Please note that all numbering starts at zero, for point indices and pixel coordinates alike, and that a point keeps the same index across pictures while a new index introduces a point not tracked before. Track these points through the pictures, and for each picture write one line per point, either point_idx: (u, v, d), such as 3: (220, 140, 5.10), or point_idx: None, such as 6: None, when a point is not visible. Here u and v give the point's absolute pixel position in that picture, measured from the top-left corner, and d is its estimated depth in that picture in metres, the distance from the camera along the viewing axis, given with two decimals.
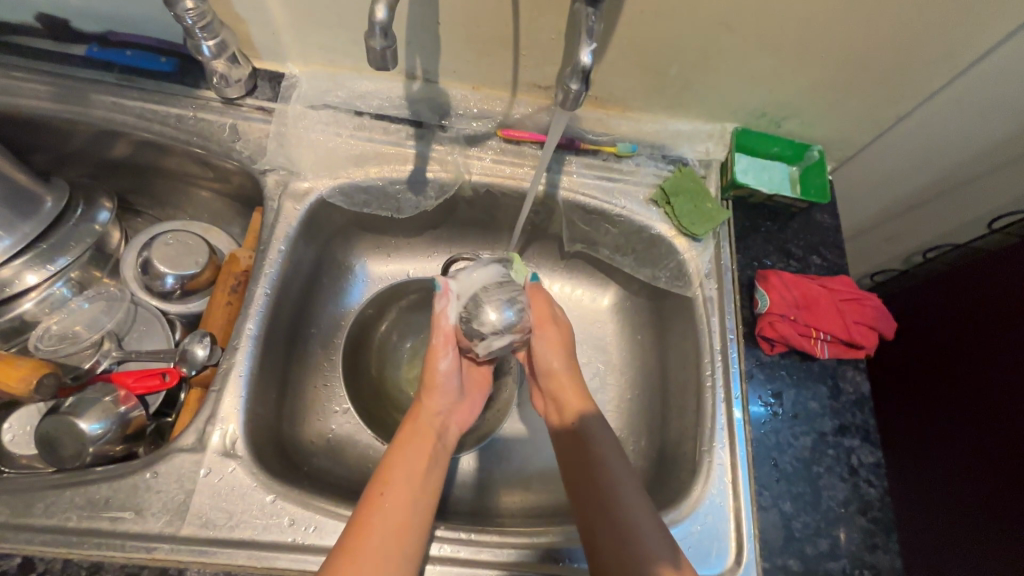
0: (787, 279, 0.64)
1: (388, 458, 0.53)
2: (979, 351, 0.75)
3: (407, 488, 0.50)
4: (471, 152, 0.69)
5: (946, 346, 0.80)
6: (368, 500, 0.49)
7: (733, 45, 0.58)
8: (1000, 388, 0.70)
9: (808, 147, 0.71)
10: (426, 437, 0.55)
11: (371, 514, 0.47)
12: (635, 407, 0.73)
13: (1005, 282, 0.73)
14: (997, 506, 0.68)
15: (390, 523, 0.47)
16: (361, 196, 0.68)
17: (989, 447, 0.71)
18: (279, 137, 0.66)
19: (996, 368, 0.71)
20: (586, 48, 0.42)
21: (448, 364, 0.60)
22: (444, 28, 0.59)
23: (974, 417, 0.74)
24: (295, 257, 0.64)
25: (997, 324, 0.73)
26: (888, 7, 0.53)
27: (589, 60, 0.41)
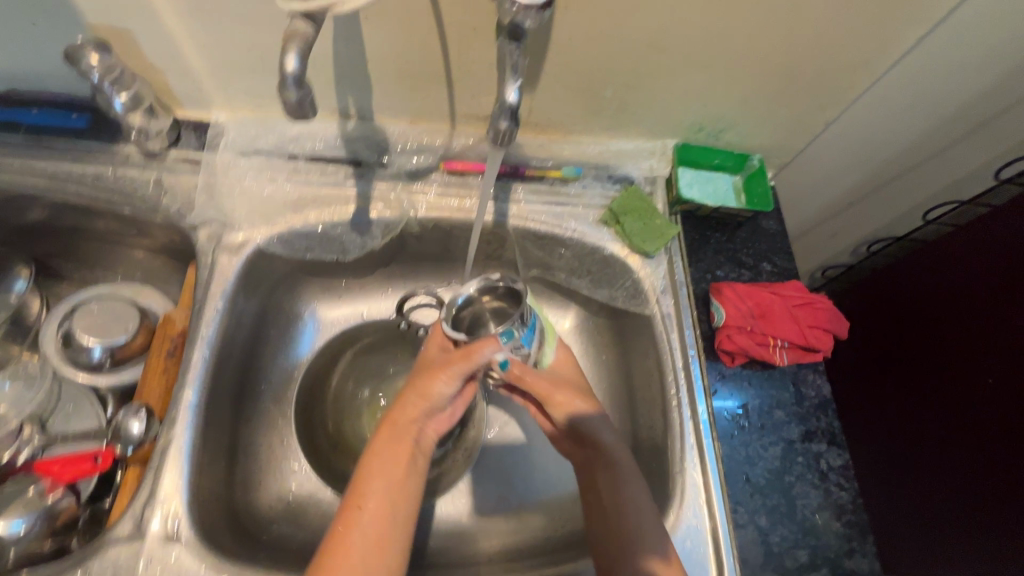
0: (740, 290, 0.64)
1: (361, 471, 0.50)
2: (931, 340, 0.77)
3: (383, 502, 0.49)
4: (414, 188, 0.67)
5: (899, 337, 0.83)
6: (344, 520, 0.48)
7: (664, 65, 0.59)
8: (953, 376, 0.72)
9: (748, 157, 0.72)
10: (405, 449, 0.52)
11: (347, 539, 0.46)
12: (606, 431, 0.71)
13: (945, 271, 0.76)
14: (960, 494, 0.70)
15: (365, 547, 0.46)
16: (302, 242, 0.65)
17: (947, 437, 0.72)
18: (209, 189, 0.62)
19: (948, 355, 0.73)
20: (512, 85, 0.40)
21: (437, 386, 0.52)
22: (373, 64, 0.58)
23: (931, 408, 0.76)
24: (235, 313, 0.61)
25: (943, 314, 0.75)
26: (805, 22, 0.54)
27: (515, 96, 0.40)
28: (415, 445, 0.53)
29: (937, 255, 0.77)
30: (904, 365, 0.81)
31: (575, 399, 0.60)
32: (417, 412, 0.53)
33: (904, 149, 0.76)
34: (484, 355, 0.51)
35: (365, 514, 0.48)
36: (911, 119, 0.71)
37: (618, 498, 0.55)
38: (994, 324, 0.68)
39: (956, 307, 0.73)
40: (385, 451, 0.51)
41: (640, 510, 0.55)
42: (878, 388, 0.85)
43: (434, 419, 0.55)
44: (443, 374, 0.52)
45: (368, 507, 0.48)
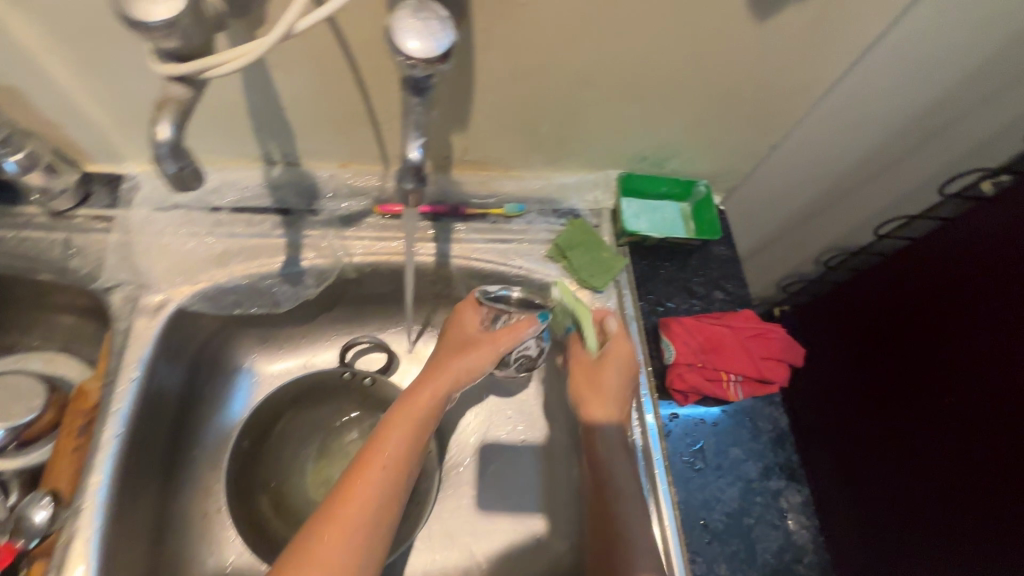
0: (689, 324, 0.62)
1: (384, 428, 0.51)
2: (888, 357, 0.76)
3: (398, 465, 0.50)
4: (347, 234, 0.63)
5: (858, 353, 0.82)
6: (353, 480, 0.48)
7: (597, 99, 0.57)
8: (916, 398, 0.71)
9: (695, 183, 0.70)
10: (425, 417, 0.53)
11: (353, 504, 0.47)
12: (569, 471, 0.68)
13: (898, 289, 0.76)
14: (922, 520, 0.69)
15: (372, 511, 0.47)
16: (229, 298, 0.61)
17: (912, 463, 0.70)
18: (123, 248, 0.58)
19: (905, 371, 0.73)
20: (413, 143, 0.39)
21: (474, 363, 0.57)
22: (291, 110, 0.54)
23: (896, 431, 0.73)
24: (154, 382, 0.56)
25: (905, 333, 0.74)
26: (735, 53, 0.53)
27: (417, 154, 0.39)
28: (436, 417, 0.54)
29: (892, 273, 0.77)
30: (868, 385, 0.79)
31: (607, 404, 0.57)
32: (450, 382, 0.55)
33: (849, 166, 0.75)
34: (527, 331, 0.58)
35: (379, 480, 0.48)
36: (853, 138, 0.70)
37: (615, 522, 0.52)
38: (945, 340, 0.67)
39: (910, 324, 0.73)
40: (410, 418, 0.52)
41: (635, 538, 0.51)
42: (839, 407, 0.84)
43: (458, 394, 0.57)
44: (490, 348, 0.57)
45: (385, 472, 0.49)
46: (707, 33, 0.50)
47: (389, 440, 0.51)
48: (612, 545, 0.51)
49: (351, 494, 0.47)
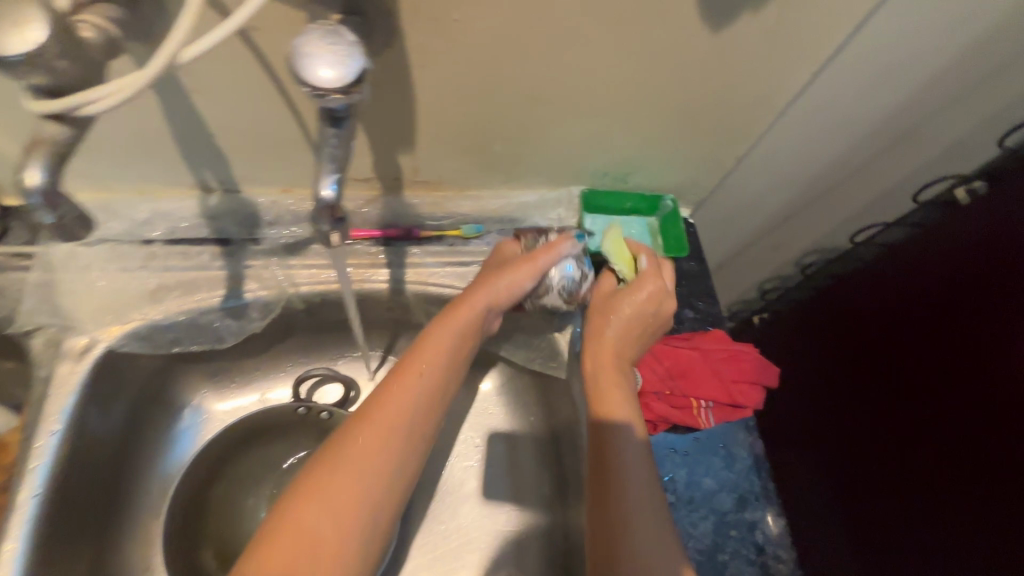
0: (658, 350, 0.60)
1: (423, 339, 0.51)
2: (878, 361, 0.79)
3: (430, 376, 0.49)
4: (293, 263, 0.59)
5: (845, 361, 0.85)
6: (385, 387, 0.48)
7: (549, 115, 0.54)
8: (927, 410, 0.70)
9: (660, 198, 0.67)
10: (469, 332, 0.52)
11: (377, 411, 0.46)
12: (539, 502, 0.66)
13: (879, 295, 0.78)
14: (943, 502, 0.69)
15: (398, 420, 0.46)
16: (167, 336, 0.57)
17: (928, 459, 0.70)
18: (44, 289, 0.54)
19: (895, 367, 0.75)
20: (326, 179, 0.35)
21: (520, 277, 0.54)
22: (220, 136, 0.51)
23: (909, 426, 0.73)
24: (82, 433, 0.52)
25: (911, 342, 0.72)
26: (689, 64, 0.50)
27: (330, 191, 0.35)
28: (477, 334, 0.53)
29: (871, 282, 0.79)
30: (875, 387, 0.79)
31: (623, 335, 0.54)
32: (494, 295, 0.53)
33: (821, 172, 0.73)
34: (566, 248, 0.56)
35: (417, 387, 0.48)
36: (824, 146, 0.67)
37: (617, 459, 0.49)
38: (928, 330, 0.70)
39: (896, 326, 0.75)
40: (451, 330, 0.51)
41: (635, 478, 0.47)
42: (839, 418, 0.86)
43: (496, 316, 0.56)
44: (531, 266, 0.55)
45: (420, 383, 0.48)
46: (660, 44, 0.47)
47: (429, 349, 0.50)
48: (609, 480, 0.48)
49: (385, 400, 0.47)
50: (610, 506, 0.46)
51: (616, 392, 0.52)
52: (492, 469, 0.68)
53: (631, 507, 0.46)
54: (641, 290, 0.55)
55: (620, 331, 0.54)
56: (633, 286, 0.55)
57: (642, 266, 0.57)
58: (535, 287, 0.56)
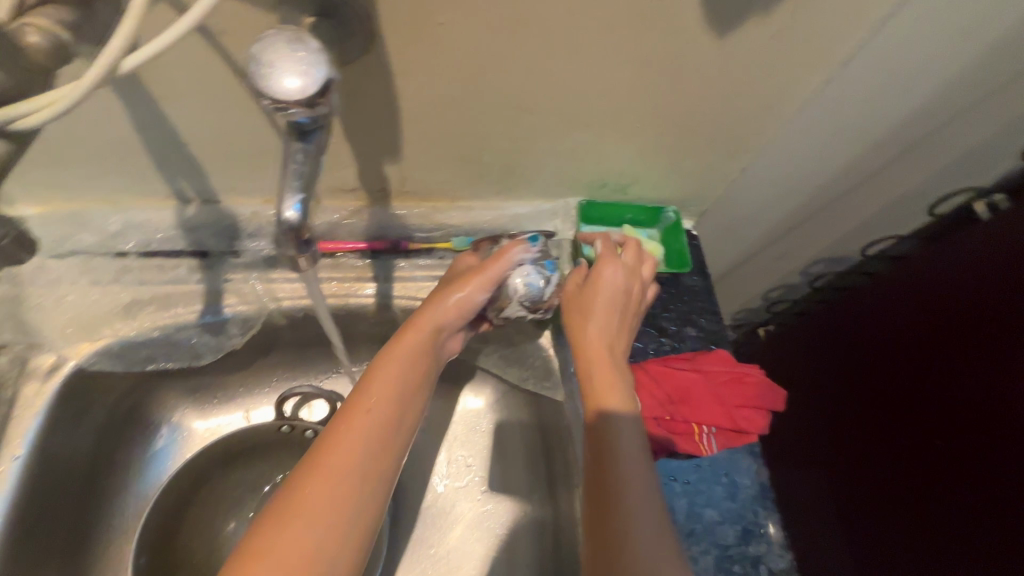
0: (655, 372, 0.56)
1: (376, 367, 0.44)
2: (878, 370, 0.76)
3: (390, 410, 0.42)
4: (273, 276, 0.57)
5: (846, 370, 0.82)
6: (342, 424, 0.40)
7: (542, 124, 0.51)
8: (930, 417, 0.67)
9: (662, 209, 0.65)
10: (420, 354, 0.46)
11: (332, 453, 0.38)
12: (519, 516, 0.63)
13: (880, 305, 0.76)
14: (946, 509, 0.64)
15: (356, 466, 0.38)
16: (141, 353, 0.55)
17: (929, 462, 0.67)
18: (10, 304, 0.51)
19: (896, 373, 0.73)
20: (291, 200, 0.32)
21: (471, 291, 0.49)
22: (194, 145, 0.48)
23: (911, 428, 0.70)
24: (48, 456, 0.50)
25: (916, 347, 0.69)
26: (690, 72, 0.46)
27: (294, 213, 0.32)
28: (433, 356, 0.47)
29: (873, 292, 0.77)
30: (880, 397, 0.75)
31: (602, 327, 0.51)
32: (450, 314, 0.48)
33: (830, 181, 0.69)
34: (518, 253, 0.50)
35: (371, 427, 0.40)
36: (832, 156, 0.64)
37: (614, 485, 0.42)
38: (929, 332, 0.68)
39: (898, 333, 0.73)
40: (405, 350, 0.45)
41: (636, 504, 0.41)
42: (843, 429, 0.83)
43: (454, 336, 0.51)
44: (483, 273, 0.49)
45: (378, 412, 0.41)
46: (659, 50, 0.44)
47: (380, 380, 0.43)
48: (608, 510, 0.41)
49: (341, 441, 0.39)
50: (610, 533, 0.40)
51: (601, 379, 0.49)
52: (479, 475, 0.66)
53: (634, 535, 0.40)
54: (607, 273, 0.53)
55: (596, 321, 0.51)
56: (597, 273, 0.53)
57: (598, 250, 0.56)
58: (495, 298, 0.52)
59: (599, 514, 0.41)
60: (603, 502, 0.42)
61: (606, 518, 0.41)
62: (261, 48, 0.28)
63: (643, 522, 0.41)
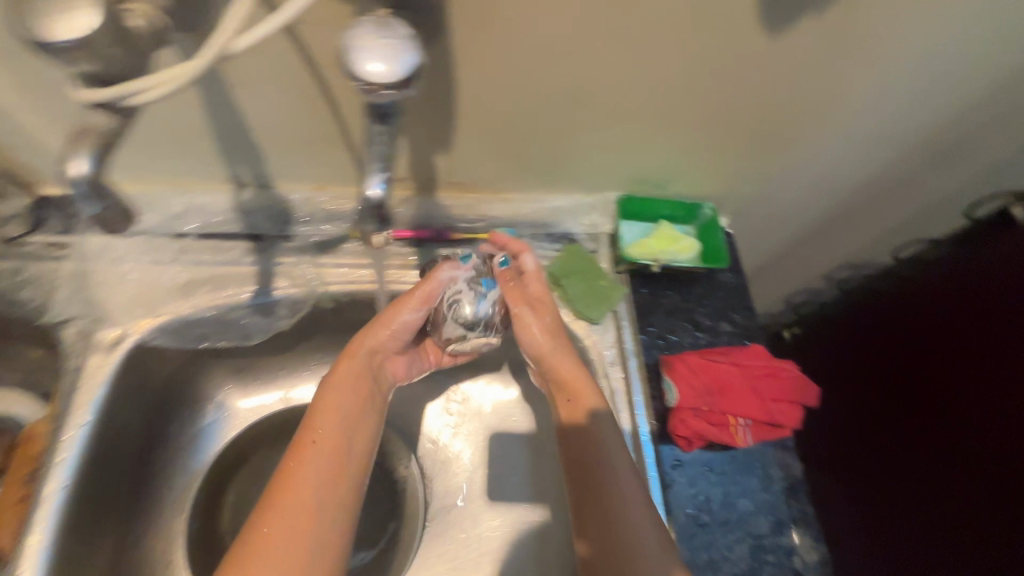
0: (695, 363, 0.56)
1: (321, 397, 0.52)
2: (895, 366, 0.78)
3: (338, 432, 0.51)
4: (324, 261, 0.59)
5: (858, 367, 0.84)
6: (299, 451, 0.49)
7: (590, 118, 0.52)
8: (963, 424, 0.67)
9: (699, 206, 0.65)
10: (362, 377, 0.54)
11: (293, 475, 0.47)
12: (541, 522, 0.64)
13: (898, 302, 0.79)
14: (951, 499, 0.68)
15: (314, 482, 0.47)
16: (195, 330, 0.57)
17: (937, 453, 0.70)
18: (78, 279, 0.54)
19: (911, 368, 0.75)
20: (376, 177, 0.36)
21: (403, 315, 0.55)
22: (258, 132, 0.50)
23: (923, 421, 0.72)
24: (108, 425, 0.52)
25: (946, 354, 0.70)
26: (740, 68, 0.48)
27: (378, 190, 0.36)
28: (371, 376, 0.55)
29: (891, 291, 0.80)
30: (901, 404, 0.77)
31: (546, 342, 0.57)
32: (379, 341, 0.56)
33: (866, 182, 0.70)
34: (446, 275, 0.54)
35: (319, 450, 0.49)
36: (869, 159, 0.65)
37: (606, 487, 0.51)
38: (951, 329, 0.70)
39: (917, 329, 0.75)
40: (348, 376, 0.54)
41: (626, 497, 0.50)
42: (851, 423, 0.85)
43: (391, 358, 0.58)
44: (416, 295, 0.55)
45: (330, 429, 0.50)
46: (711, 48, 0.45)
47: (326, 412, 0.51)
48: (604, 510, 0.50)
49: (298, 466, 0.48)
50: (617, 545, 0.48)
51: (578, 382, 0.56)
52: (505, 470, 0.66)
53: (636, 535, 0.48)
54: (540, 288, 0.57)
55: (538, 336, 0.57)
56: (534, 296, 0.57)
57: (525, 266, 0.57)
58: (437, 320, 0.56)
59: (602, 527, 0.50)
60: (601, 519, 0.50)
61: (604, 526, 0.49)
62: (356, 28, 0.31)
63: (634, 512, 0.49)
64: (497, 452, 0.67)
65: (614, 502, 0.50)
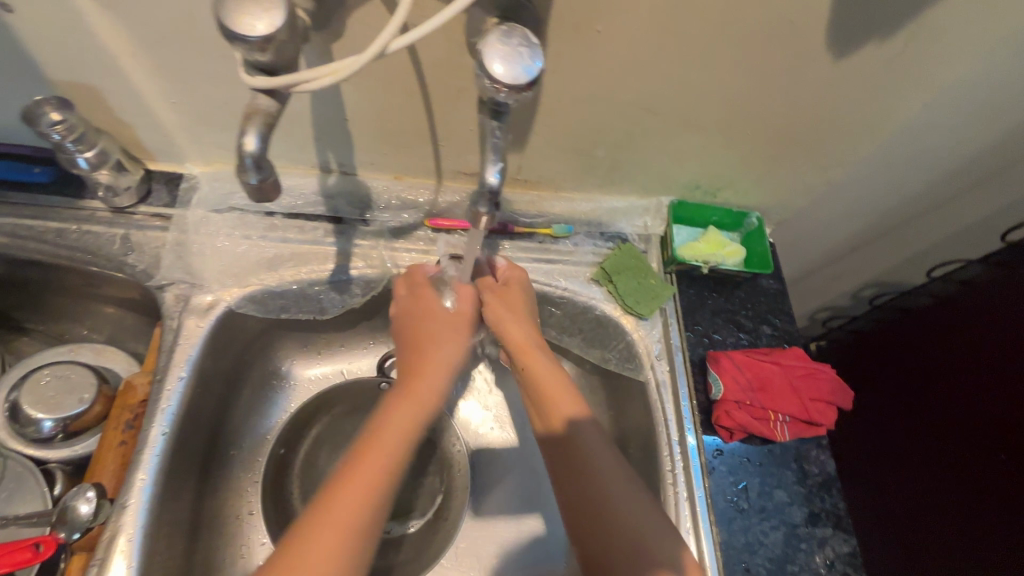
0: (738, 359, 0.60)
1: (391, 410, 0.48)
2: (915, 373, 0.82)
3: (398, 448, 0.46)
4: (397, 245, 0.64)
5: (883, 377, 0.88)
6: (358, 464, 0.44)
7: (656, 127, 0.56)
8: (986, 430, 0.70)
9: (746, 215, 0.69)
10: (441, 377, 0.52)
11: (351, 488, 0.42)
12: (538, 533, 0.67)
13: (920, 314, 0.83)
14: (969, 493, 0.72)
15: (368, 500, 0.42)
16: (277, 302, 0.62)
17: (954, 449, 0.74)
18: (178, 248, 0.59)
19: (929, 373, 0.80)
20: (492, 168, 0.40)
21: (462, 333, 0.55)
22: (354, 124, 0.55)
23: (939, 421, 0.77)
24: (201, 381, 0.57)
25: (960, 363, 0.75)
26: (802, 86, 0.51)
27: (495, 179, 0.40)
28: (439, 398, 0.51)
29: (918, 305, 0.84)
30: (923, 417, 0.80)
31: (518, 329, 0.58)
32: (448, 361, 0.53)
33: (905, 200, 0.73)
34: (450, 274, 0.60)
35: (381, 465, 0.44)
36: (911, 179, 0.69)
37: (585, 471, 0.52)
38: (964, 335, 0.75)
39: (935, 337, 0.80)
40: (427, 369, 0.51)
41: (608, 482, 0.51)
42: (876, 431, 0.88)
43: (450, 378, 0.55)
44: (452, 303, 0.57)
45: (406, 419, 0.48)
46: (778, 68, 0.49)
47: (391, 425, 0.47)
48: (585, 490, 0.51)
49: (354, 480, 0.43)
50: (620, 551, 0.48)
51: (555, 385, 0.56)
52: (533, 466, 0.70)
53: (613, 515, 0.49)
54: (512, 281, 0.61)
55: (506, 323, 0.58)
56: (503, 288, 0.60)
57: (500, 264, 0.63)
58: None
59: (602, 536, 0.49)
60: (603, 528, 0.49)
61: (583, 504, 0.51)
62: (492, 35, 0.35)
63: (621, 494, 0.50)
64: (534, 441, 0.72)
65: (596, 484, 0.51)
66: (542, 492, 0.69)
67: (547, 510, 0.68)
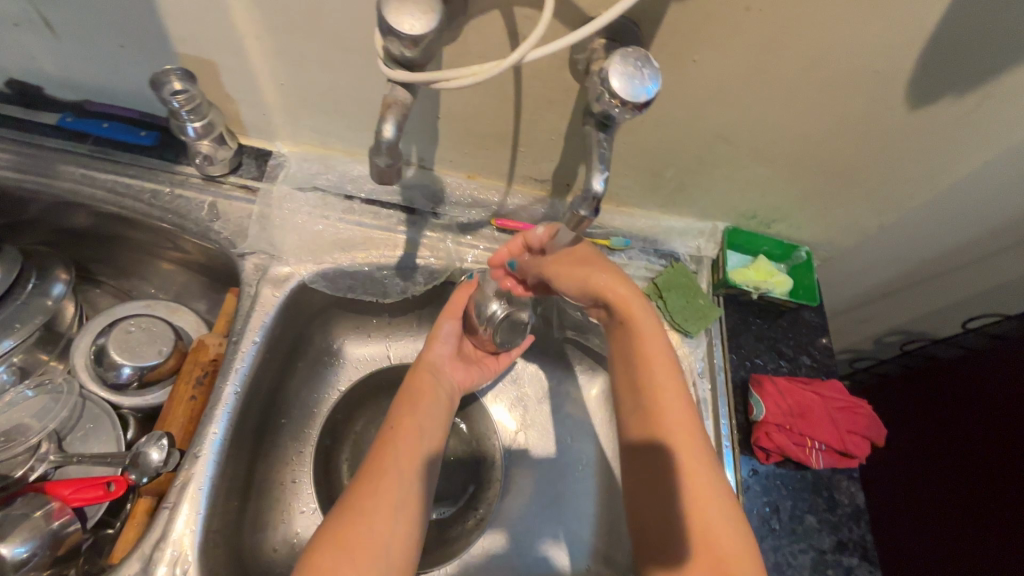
0: (782, 385, 0.63)
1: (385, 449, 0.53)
2: (943, 420, 0.84)
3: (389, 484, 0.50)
4: (464, 240, 0.67)
5: (908, 415, 0.90)
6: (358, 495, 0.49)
7: (728, 154, 0.59)
8: (1015, 484, 0.71)
9: (796, 247, 0.72)
10: (437, 403, 0.59)
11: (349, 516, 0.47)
12: (516, 552, 0.67)
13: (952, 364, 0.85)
14: (988, 541, 0.73)
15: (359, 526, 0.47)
16: (345, 282, 0.65)
17: (982, 496, 0.76)
18: (262, 220, 0.62)
19: (957, 421, 0.82)
20: (598, 175, 0.42)
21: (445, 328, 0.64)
22: (443, 123, 0.58)
23: (965, 469, 0.79)
24: (270, 348, 0.60)
25: (985, 415, 0.78)
26: (874, 130, 0.54)
27: (600, 187, 0.42)
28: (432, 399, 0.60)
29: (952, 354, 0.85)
30: (950, 464, 0.81)
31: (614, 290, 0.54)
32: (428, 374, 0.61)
33: (952, 252, 0.75)
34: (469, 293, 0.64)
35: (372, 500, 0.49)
36: (961, 232, 0.71)
37: (663, 481, 0.51)
38: (997, 386, 0.77)
39: (969, 385, 0.81)
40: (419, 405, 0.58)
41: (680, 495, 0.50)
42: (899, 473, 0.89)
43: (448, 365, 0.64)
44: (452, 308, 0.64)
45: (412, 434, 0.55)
46: (855, 110, 0.52)
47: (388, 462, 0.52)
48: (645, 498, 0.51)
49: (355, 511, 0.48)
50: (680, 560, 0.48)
51: (665, 387, 0.53)
52: (565, 469, 0.72)
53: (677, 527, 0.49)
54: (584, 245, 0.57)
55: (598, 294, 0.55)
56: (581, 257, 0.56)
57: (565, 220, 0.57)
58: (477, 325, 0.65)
59: (658, 535, 0.50)
60: (664, 540, 0.49)
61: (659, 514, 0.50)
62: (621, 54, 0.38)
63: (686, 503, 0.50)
64: (568, 446, 0.73)
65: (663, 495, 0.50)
66: (572, 494, 0.71)
67: (567, 519, 0.69)
